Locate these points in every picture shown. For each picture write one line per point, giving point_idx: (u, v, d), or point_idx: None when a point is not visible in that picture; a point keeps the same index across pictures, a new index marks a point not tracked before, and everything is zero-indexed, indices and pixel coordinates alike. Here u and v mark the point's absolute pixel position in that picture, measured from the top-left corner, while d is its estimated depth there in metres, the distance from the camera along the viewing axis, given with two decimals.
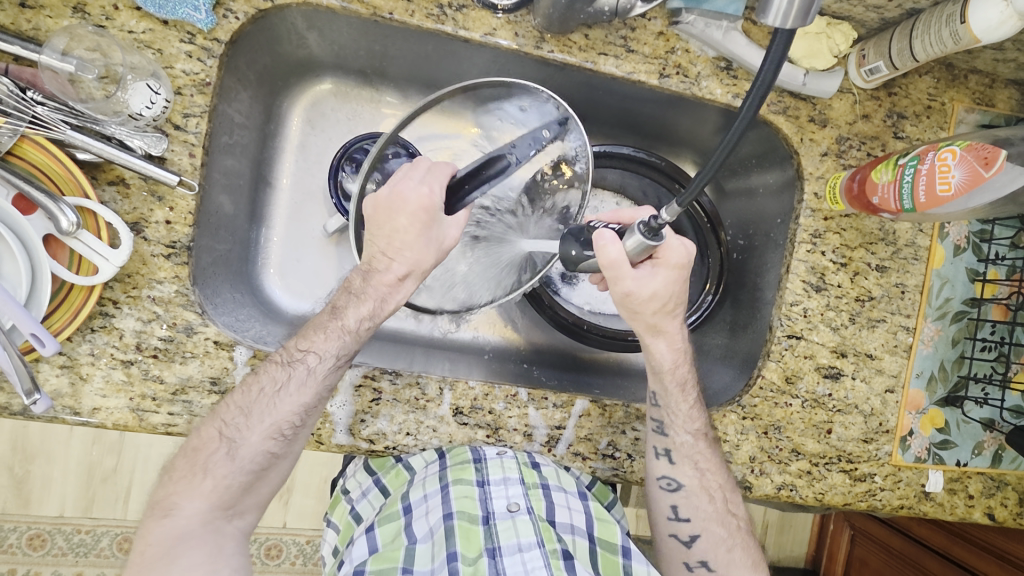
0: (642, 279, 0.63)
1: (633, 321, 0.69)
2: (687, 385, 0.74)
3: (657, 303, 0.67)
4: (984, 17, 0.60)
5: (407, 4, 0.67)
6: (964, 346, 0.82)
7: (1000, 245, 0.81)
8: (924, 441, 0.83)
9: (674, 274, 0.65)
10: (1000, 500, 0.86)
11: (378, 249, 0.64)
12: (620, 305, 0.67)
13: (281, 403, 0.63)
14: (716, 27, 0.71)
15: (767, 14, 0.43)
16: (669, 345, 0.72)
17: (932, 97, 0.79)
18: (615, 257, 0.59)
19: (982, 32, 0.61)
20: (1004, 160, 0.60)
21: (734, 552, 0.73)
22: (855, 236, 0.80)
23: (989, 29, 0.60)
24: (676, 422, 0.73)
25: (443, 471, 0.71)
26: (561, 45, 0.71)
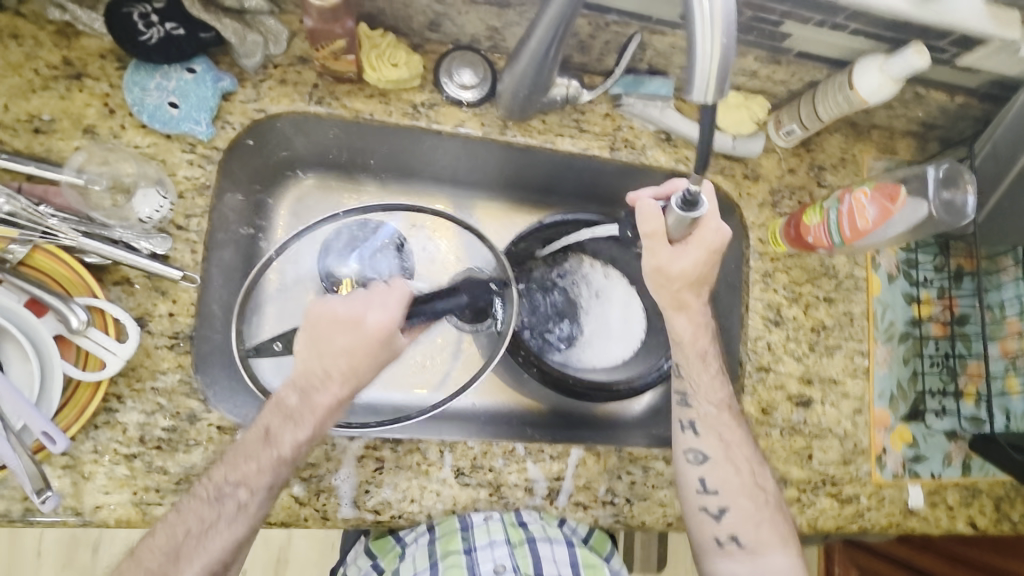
0: (673, 255, 0.70)
1: (658, 292, 0.74)
2: (708, 357, 0.78)
3: (687, 281, 0.72)
4: (867, 84, 0.73)
5: (385, 106, 0.76)
6: (914, 364, 0.90)
7: (927, 270, 0.92)
8: (898, 457, 0.88)
9: (702, 254, 0.71)
10: (979, 508, 0.91)
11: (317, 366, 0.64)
12: (651, 279, 0.73)
13: (212, 543, 0.61)
14: (653, 106, 0.82)
15: (692, 91, 0.48)
16: (689, 320, 0.76)
17: (844, 151, 0.92)
18: (657, 226, 0.68)
19: (868, 94, 0.74)
20: (905, 195, 0.72)
21: (763, 527, 0.75)
22: (801, 273, 0.89)
23: (873, 92, 0.74)
24: (699, 392, 0.78)
25: (433, 546, 0.71)
26: (522, 129, 0.81)
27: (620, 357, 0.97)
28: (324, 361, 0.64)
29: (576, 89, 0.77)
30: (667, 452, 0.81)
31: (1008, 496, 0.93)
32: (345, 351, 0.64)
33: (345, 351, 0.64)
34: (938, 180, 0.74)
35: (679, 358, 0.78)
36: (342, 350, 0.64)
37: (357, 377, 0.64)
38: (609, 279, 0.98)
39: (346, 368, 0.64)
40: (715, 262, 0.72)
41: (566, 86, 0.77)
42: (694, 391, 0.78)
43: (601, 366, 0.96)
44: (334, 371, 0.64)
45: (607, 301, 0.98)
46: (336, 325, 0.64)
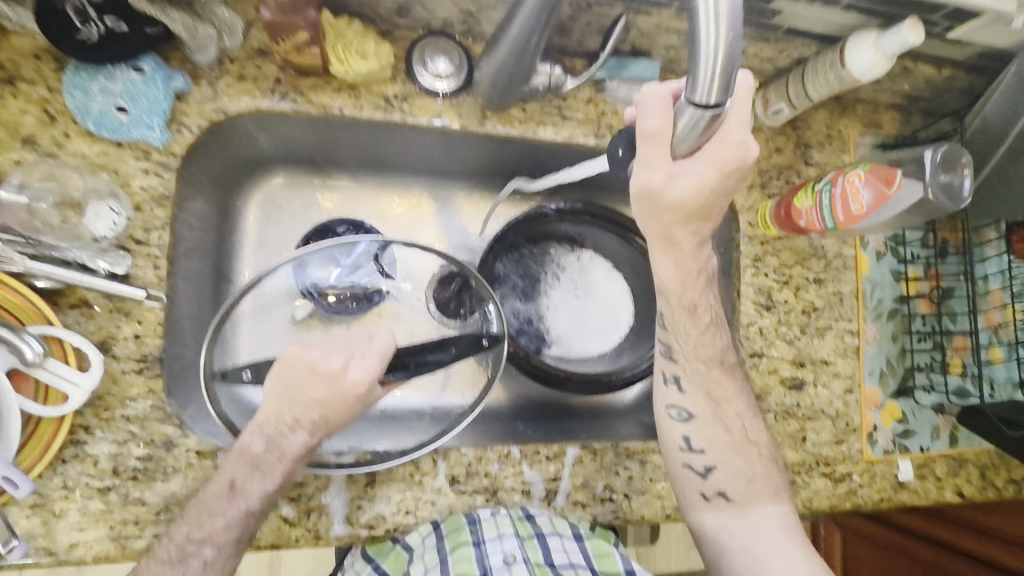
0: (676, 175, 0.58)
1: (647, 220, 0.64)
2: (698, 309, 0.74)
3: (685, 209, 0.62)
4: (861, 61, 0.71)
5: (354, 99, 0.71)
6: (903, 340, 0.91)
7: (914, 247, 0.92)
8: (889, 434, 0.89)
9: (711, 176, 0.59)
10: (966, 478, 0.93)
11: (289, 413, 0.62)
12: (644, 202, 0.61)
13: None
14: (638, 90, 0.79)
15: (694, 90, 0.47)
16: (676, 266, 0.69)
17: (830, 127, 0.90)
18: (659, 126, 0.54)
19: (861, 72, 0.72)
20: (901, 177, 0.71)
21: (754, 483, 0.75)
22: (790, 255, 0.88)
23: (866, 69, 0.71)
24: (687, 348, 0.75)
25: (440, 543, 0.67)
26: (502, 119, 0.77)
27: (610, 344, 0.94)
28: (294, 406, 0.62)
29: (559, 77, 0.75)
30: None
31: (993, 463, 0.95)
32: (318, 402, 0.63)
33: (318, 404, 0.62)
34: (936, 163, 0.73)
35: (664, 307, 0.73)
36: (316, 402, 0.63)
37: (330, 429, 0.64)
38: (590, 262, 0.95)
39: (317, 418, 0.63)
40: (725, 183, 0.60)
41: (549, 74, 0.74)
42: (680, 346, 0.75)
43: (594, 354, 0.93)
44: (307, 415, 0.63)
45: (589, 284, 0.95)
46: (313, 376, 0.63)
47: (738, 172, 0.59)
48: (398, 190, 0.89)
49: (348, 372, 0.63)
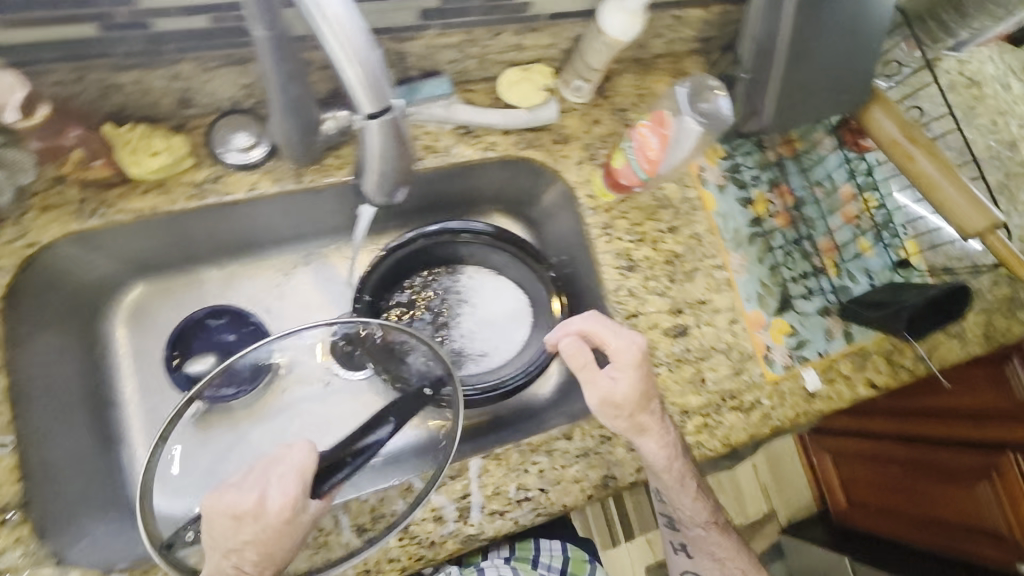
0: (612, 385, 0.74)
1: (615, 422, 0.74)
2: (686, 481, 0.80)
3: (635, 406, 0.74)
4: (614, 25, 0.74)
5: (164, 195, 0.73)
6: (770, 260, 0.95)
7: (753, 171, 0.97)
8: (784, 349, 0.92)
9: (635, 373, 0.74)
10: (874, 369, 0.96)
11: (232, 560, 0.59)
12: (603, 412, 0.74)
13: None
14: (437, 107, 0.82)
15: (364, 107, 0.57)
16: (657, 443, 0.75)
17: (639, 87, 0.96)
18: (583, 359, 0.75)
19: (620, 34, 0.75)
20: (669, 114, 0.78)
21: None
22: (638, 213, 0.91)
23: (622, 30, 0.75)
24: (684, 519, 0.86)
25: None
26: (319, 172, 0.79)
27: (511, 349, 0.96)
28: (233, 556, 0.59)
29: (346, 118, 0.77)
30: (567, 428, 0.81)
31: (897, 347, 0.98)
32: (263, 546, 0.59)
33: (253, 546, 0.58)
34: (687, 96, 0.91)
35: (659, 482, 0.78)
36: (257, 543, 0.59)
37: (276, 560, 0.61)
38: (477, 276, 0.98)
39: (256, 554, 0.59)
40: (649, 377, 0.75)
41: (334, 118, 0.76)
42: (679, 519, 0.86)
43: (495, 363, 0.96)
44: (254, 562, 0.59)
45: (482, 296, 0.98)
46: (236, 522, 0.58)
47: (649, 366, 0.75)
48: (265, 267, 0.95)
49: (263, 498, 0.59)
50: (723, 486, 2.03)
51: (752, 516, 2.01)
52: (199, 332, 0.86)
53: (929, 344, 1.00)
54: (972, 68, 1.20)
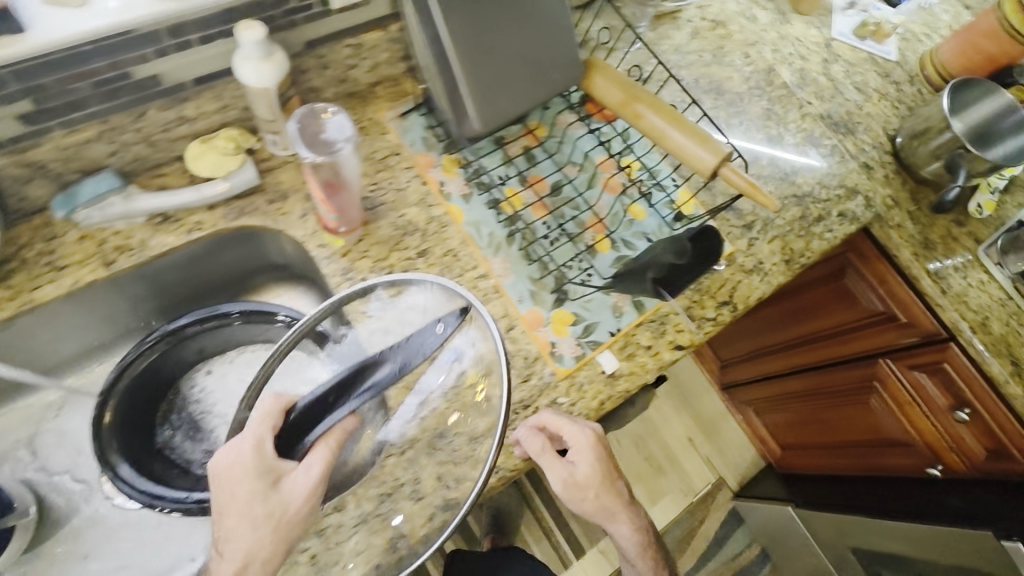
0: (571, 467, 0.80)
1: (586, 504, 0.83)
2: (646, 542, 0.93)
3: (595, 484, 0.82)
4: (244, 75, 0.70)
5: None
6: (536, 253, 0.90)
7: (499, 169, 0.94)
8: (571, 340, 0.87)
9: (594, 452, 0.80)
10: (676, 330, 0.92)
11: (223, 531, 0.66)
12: (570, 497, 0.82)
13: None
14: (112, 205, 0.77)
15: None
16: (629, 527, 0.88)
17: (357, 121, 0.92)
18: (538, 445, 0.78)
19: (257, 83, 0.70)
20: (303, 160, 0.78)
21: None
22: (381, 248, 0.86)
23: (256, 79, 0.70)
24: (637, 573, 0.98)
25: None
26: None
27: None
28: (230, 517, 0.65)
29: None
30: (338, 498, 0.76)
31: (695, 300, 0.95)
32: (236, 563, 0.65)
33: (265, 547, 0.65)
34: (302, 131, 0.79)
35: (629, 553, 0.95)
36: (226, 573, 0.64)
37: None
38: (225, 367, 0.95)
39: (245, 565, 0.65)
40: (603, 458, 0.81)
41: None
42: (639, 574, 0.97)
43: None
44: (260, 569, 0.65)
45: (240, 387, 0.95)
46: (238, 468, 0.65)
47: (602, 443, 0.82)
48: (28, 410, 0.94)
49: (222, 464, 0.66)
50: (666, 469, 1.94)
51: (701, 489, 1.94)
52: None
53: (728, 288, 0.97)
54: (717, 6, 1.20)
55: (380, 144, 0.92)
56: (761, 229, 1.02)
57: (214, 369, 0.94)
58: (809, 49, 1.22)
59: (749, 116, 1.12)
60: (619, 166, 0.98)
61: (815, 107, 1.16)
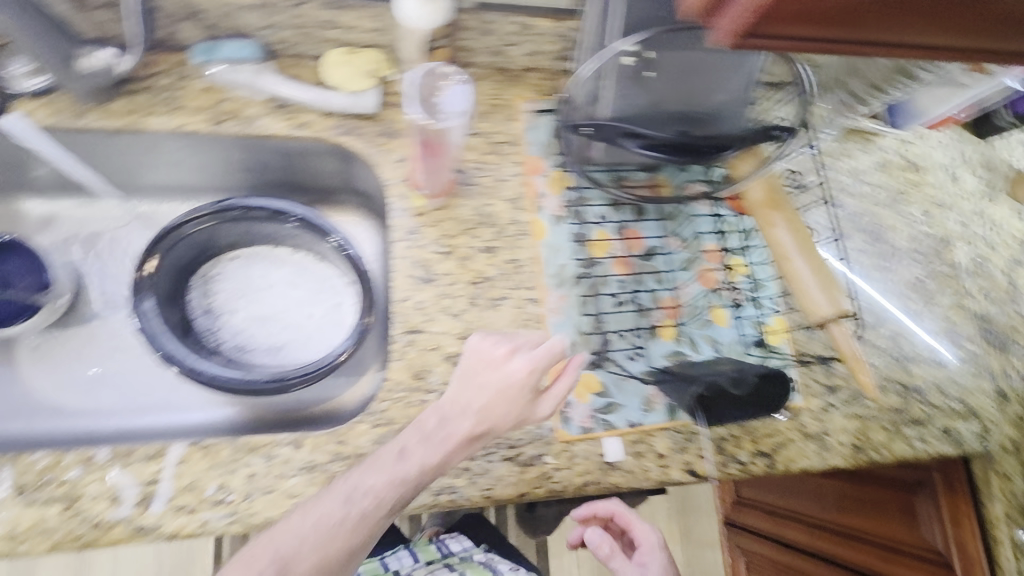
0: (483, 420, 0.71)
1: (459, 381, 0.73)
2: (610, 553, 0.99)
3: (469, 412, 0.71)
4: (403, 10, 0.68)
5: None
6: (594, 306, 0.84)
7: (601, 208, 0.88)
8: (586, 409, 0.80)
9: (494, 394, 0.71)
10: (696, 454, 0.83)
11: (410, 438, 0.70)
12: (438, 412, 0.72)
13: None
14: (242, 72, 0.79)
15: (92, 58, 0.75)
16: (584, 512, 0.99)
17: (494, 97, 0.89)
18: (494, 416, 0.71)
19: (411, 19, 0.69)
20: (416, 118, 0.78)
21: None
22: (453, 225, 0.84)
23: (417, 18, 0.68)
24: None
25: None
26: (102, 114, 0.77)
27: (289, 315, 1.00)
28: (403, 438, 0.70)
29: (109, 58, 0.75)
30: (297, 436, 0.73)
31: (731, 436, 0.85)
32: (458, 408, 0.72)
33: (486, 397, 0.71)
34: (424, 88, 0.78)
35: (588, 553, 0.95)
36: (385, 474, 0.67)
37: (353, 526, 0.65)
38: (253, 255, 1.01)
39: (485, 405, 0.71)
40: (499, 391, 0.71)
41: (93, 57, 0.74)
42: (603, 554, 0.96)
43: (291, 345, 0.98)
44: (341, 510, 0.65)
45: (250, 284, 1.00)
46: (484, 364, 0.73)
47: (465, 444, 0.70)
48: (105, 211, 0.98)
49: (483, 365, 0.73)
50: None
51: None
52: None
53: (775, 441, 0.86)
54: (921, 148, 1.05)
55: (503, 128, 0.89)
56: (845, 399, 0.89)
57: (242, 256, 1.00)
58: (1002, 239, 1.04)
59: (896, 278, 0.97)
60: (724, 262, 0.89)
61: (976, 302, 0.99)
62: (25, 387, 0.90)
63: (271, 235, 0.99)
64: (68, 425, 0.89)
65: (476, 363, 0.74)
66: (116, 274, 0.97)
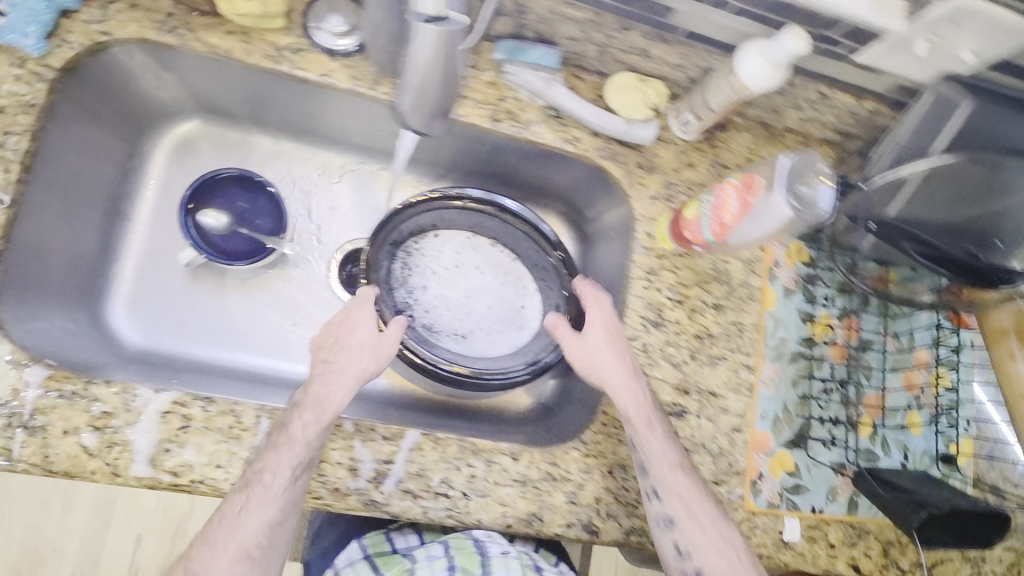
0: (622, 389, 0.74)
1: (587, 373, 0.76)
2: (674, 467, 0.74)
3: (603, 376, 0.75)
4: (747, 67, 0.66)
5: (244, 45, 0.71)
6: (805, 387, 0.84)
7: (829, 290, 0.87)
8: (776, 485, 0.82)
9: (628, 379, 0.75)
10: (863, 552, 0.84)
11: (329, 360, 0.73)
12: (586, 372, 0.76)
13: (245, 527, 0.63)
14: (536, 78, 0.76)
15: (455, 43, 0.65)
16: (660, 442, 0.74)
17: (752, 151, 0.87)
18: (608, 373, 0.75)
19: (749, 80, 0.67)
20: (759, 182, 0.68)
21: None
22: (690, 275, 0.83)
23: (754, 78, 0.66)
24: (696, 536, 0.72)
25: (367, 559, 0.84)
26: (395, 88, 0.75)
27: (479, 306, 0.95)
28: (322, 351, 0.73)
29: None
30: (516, 448, 0.76)
31: (898, 541, 0.85)
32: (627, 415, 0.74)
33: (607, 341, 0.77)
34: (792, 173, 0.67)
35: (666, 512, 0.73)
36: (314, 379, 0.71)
37: (322, 395, 0.69)
38: (452, 236, 0.95)
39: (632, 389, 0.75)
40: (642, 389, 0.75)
41: None
42: (674, 509, 0.72)
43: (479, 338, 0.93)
44: (302, 414, 0.67)
45: (443, 264, 0.95)
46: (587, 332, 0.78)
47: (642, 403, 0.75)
48: (328, 160, 0.97)
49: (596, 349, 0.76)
50: None
51: None
52: (227, 175, 0.85)
53: (937, 555, 0.87)
54: None
55: None
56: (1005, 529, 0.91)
57: (443, 234, 0.94)
58: None
59: None
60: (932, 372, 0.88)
61: None
62: (230, 315, 0.91)
63: (478, 220, 0.94)
64: (269, 362, 0.91)
65: (607, 372, 0.75)
66: (328, 225, 0.97)
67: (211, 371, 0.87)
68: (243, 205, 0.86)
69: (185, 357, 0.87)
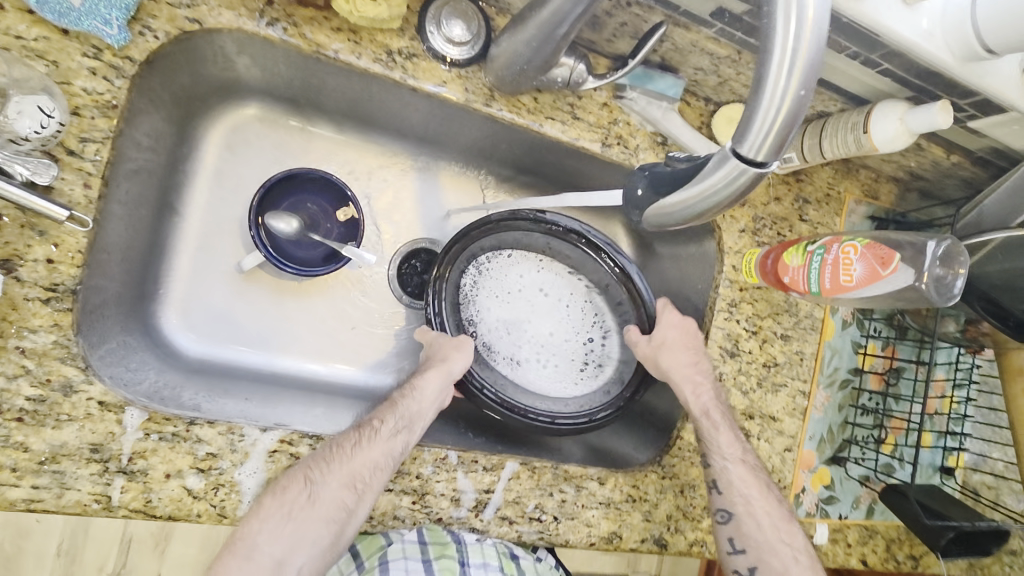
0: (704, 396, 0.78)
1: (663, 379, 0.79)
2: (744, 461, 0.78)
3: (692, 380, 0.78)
4: (882, 129, 0.68)
5: (353, 45, 0.63)
6: (847, 412, 0.92)
7: (878, 323, 0.93)
8: (814, 497, 0.90)
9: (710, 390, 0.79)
10: (871, 547, 0.94)
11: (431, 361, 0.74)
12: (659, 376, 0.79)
13: (358, 456, 0.64)
14: (656, 107, 0.73)
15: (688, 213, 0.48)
16: (727, 440, 0.77)
17: (831, 186, 0.88)
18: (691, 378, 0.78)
19: (881, 141, 0.68)
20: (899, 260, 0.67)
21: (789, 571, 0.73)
22: (765, 306, 0.87)
23: (886, 140, 0.68)
24: (752, 525, 0.75)
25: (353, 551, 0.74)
26: (510, 105, 0.69)
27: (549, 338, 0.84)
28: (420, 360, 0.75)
29: (581, 74, 0.65)
30: (602, 473, 0.79)
31: (900, 538, 0.96)
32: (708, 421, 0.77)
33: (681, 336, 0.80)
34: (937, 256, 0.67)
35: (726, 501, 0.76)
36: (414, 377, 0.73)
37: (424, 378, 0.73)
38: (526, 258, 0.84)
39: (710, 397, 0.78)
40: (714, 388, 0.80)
41: (571, 67, 0.65)
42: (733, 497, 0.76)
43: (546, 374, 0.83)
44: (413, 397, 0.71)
45: (512, 288, 0.83)
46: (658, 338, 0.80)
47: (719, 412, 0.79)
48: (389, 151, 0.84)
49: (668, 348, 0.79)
50: None
51: None
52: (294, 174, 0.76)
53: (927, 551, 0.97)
54: None
55: None
56: None
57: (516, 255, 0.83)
58: None
59: None
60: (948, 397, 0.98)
61: None
62: (287, 320, 0.81)
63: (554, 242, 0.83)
64: (330, 369, 0.82)
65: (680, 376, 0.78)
66: (390, 224, 0.85)
67: (271, 383, 0.79)
68: (318, 208, 0.79)
69: (242, 368, 0.78)
